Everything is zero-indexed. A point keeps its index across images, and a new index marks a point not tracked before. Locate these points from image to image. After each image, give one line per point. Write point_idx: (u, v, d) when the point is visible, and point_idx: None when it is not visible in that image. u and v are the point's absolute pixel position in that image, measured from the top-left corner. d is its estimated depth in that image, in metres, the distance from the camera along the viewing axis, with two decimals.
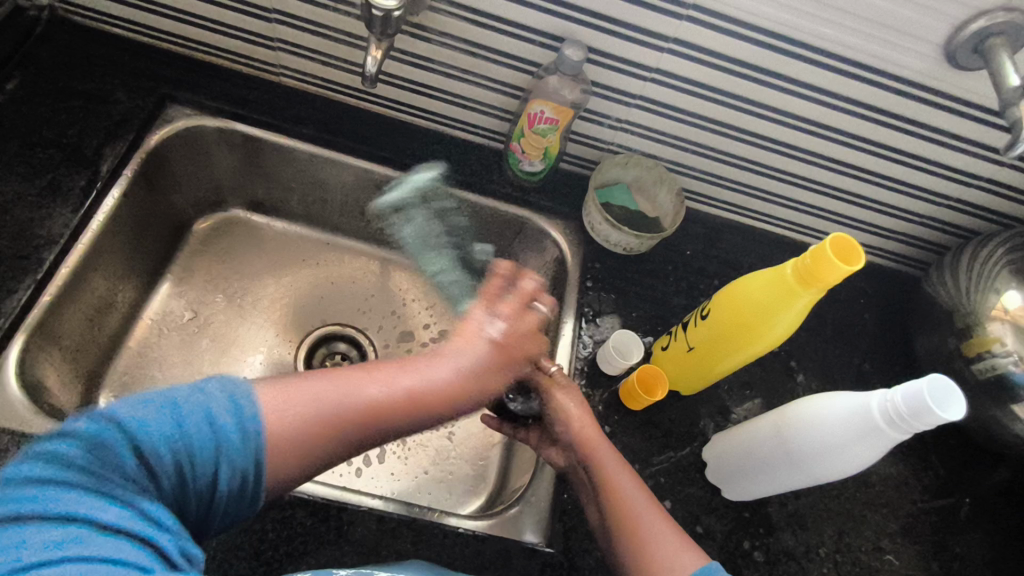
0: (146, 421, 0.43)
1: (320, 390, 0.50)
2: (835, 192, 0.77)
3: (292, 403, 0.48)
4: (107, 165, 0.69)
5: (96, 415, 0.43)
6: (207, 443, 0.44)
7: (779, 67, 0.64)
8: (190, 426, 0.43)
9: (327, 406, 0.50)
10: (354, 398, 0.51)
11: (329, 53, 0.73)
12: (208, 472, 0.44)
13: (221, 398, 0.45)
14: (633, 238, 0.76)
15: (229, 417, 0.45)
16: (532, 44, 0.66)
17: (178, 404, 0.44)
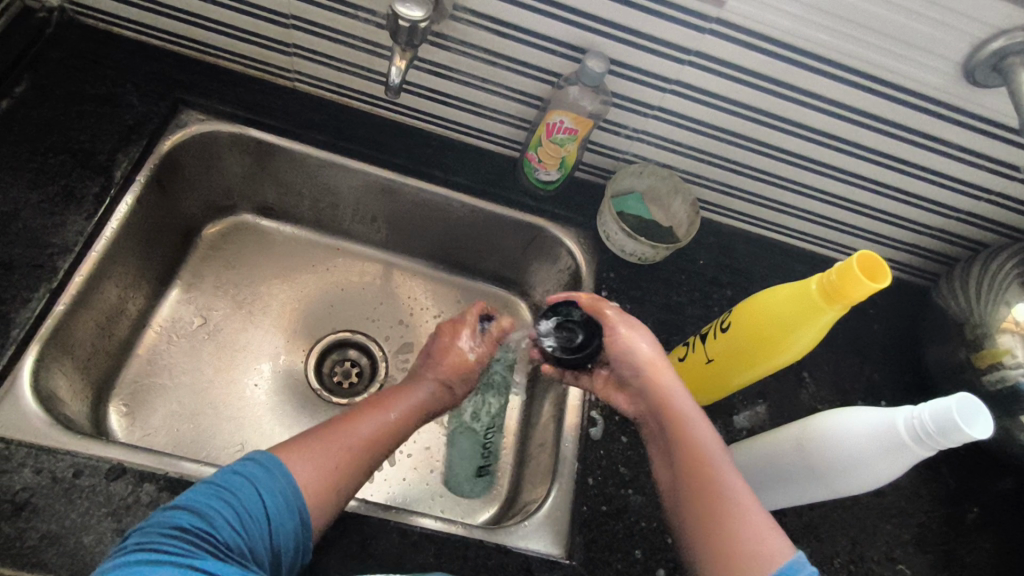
0: (202, 498, 0.48)
1: (330, 439, 0.57)
2: (849, 204, 0.78)
3: (309, 454, 0.55)
4: (120, 171, 0.68)
5: (197, 491, 0.49)
6: (257, 503, 0.49)
7: (800, 82, 0.64)
8: (242, 491, 0.49)
9: (343, 449, 0.56)
10: (359, 436, 0.58)
11: (345, 59, 0.72)
12: (266, 525, 0.49)
13: (262, 465, 0.52)
14: (648, 247, 0.76)
15: (272, 478, 0.51)
16: (552, 54, 0.66)
17: (265, 480, 0.51)
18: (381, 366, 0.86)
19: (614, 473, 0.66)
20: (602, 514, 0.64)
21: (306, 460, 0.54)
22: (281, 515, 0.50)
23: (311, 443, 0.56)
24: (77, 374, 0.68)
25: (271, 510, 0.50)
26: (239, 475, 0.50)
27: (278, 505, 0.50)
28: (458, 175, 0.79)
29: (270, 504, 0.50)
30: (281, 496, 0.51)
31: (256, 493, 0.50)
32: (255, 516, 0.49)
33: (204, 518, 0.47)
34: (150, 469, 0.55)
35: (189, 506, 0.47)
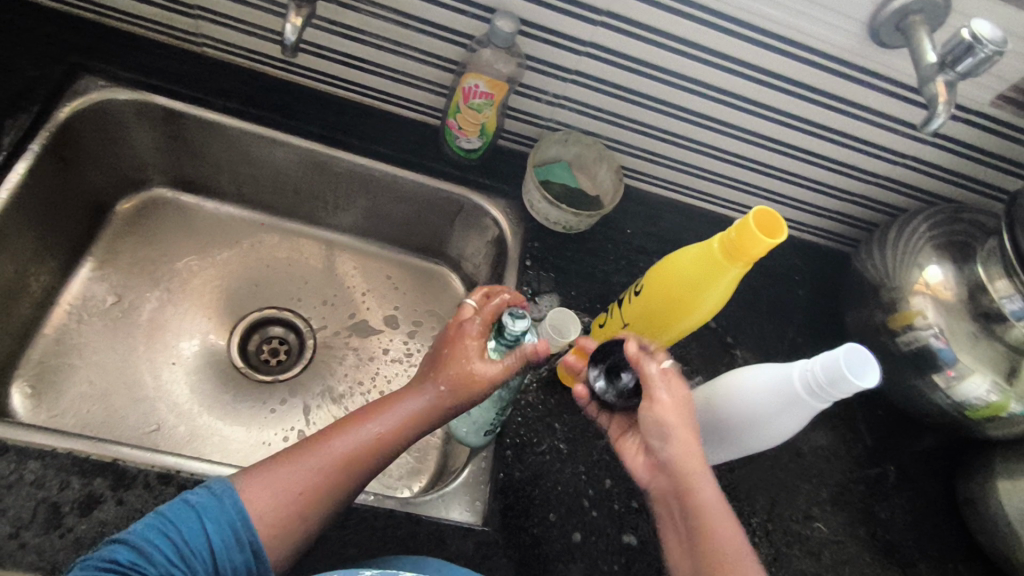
0: (145, 531, 0.45)
1: (295, 463, 0.51)
2: (770, 170, 0.78)
3: (270, 481, 0.50)
4: (9, 140, 0.65)
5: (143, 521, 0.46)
6: (201, 532, 0.46)
7: (711, 43, 0.64)
8: (186, 524, 0.46)
9: (304, 476, 0.51)
10: (328, 460, 0.52)
11: (252, 22, 0.69)
12: (212, 559, 0.46)
13: (212, 493, 0.48)
14: (571, 216, 0.75)
15: (219, 508, 0.48)
16: (465, 16, 0.64)
17: (212, 506, 0.47)
18: (307, 342, 0.84)
19: (532, 440, 0.66)
20: (520, 481, 0.64)
21: (265, 487, 0.50)
22: (228, 549, 0.47)
23: (277, 468, 0.51)
24: None
25: (218, 543, 0.46)
26: (187, 504, 0.47)
27: (223, 538, 0.47)
28: (379, 144, 0.78)
29: (215, 536, 0.46)
30: (228, 524, 0.47)
31: (200, 525, 0.46)
32: (200, 549, 0.46)
33: (146, 551, 0.44)
34: (38, 446, 0.53)
35: (131, 539, 0.45)
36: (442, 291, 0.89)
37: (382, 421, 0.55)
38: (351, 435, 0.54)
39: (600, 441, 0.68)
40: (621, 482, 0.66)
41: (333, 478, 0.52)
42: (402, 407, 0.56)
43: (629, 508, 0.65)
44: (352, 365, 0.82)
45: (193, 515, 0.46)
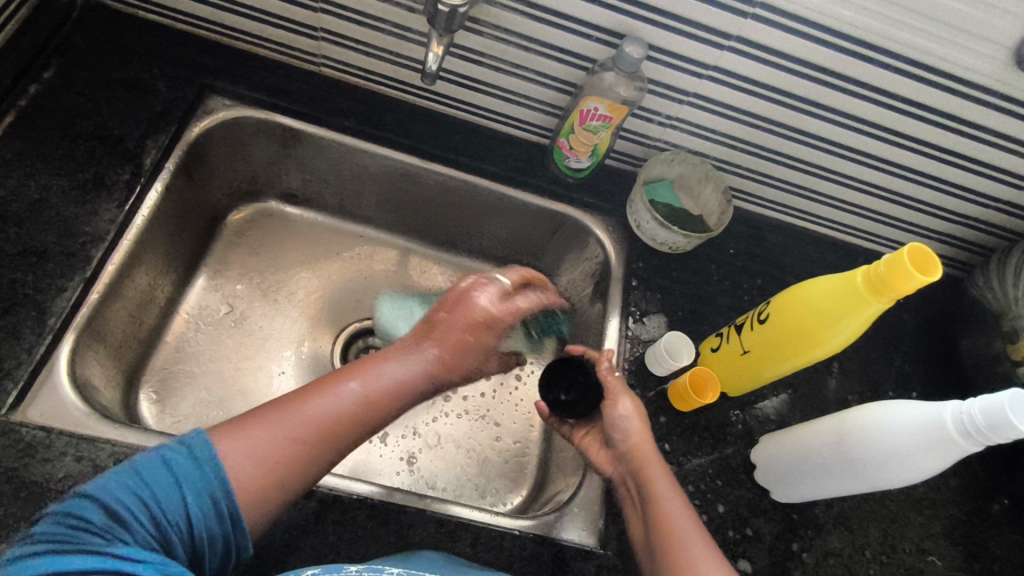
0: (115, 487, 0.44)
1: (280, 425, 0.51)
2: (882, 192, 0.77)
3: (252, 441, 0.49)
4: (149, 159, 0.67)
5: (112, 477, 0.44)
6: (177, 492, 0.44)
7: (842, 67, 0.63)
8: (160, 482, 0.44)
9: (283, 442, 0.50)
10: (313, 423, 0.52)
11: (373, 44, 0.71)
12: (182, 521, 0.44)
13: (186, 450, 0.47)
14: (681, 237, 0.75)
15: (195, 468, 0.46)
16: (590, 40, 0.65)
17: (185, 468, 0.46)
18: None
19: None
20: None
21: (248, 448, 0.49)
22: (201, 513, 0.45)
23: (259, 425, 0.50)
24: (110, 361, 0.68)
25: (194, 505, 0.45)
26: (162, 462, 0.45)
27: (201, 499, 0.45)
28: (487, 162, 0.78)
29: (190, 496, 0.45)
30: (202, 485, 0.46)
31: (176, 486, 0.45)
32: (178, 509, 0.44)
33: (119, 508, 0.43)
34: None
35: (99, 497, 0.43)
36: None
37: (367, 383, 0.56)
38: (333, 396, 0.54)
39: (712, 465, 0.68)
40: (733, 508, 0.66)
41: (321, 441, 0.52)
42: (388, 371, 0.58)
43: (743, 536, 0.65)
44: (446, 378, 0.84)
45: (168, 475, 0.45)
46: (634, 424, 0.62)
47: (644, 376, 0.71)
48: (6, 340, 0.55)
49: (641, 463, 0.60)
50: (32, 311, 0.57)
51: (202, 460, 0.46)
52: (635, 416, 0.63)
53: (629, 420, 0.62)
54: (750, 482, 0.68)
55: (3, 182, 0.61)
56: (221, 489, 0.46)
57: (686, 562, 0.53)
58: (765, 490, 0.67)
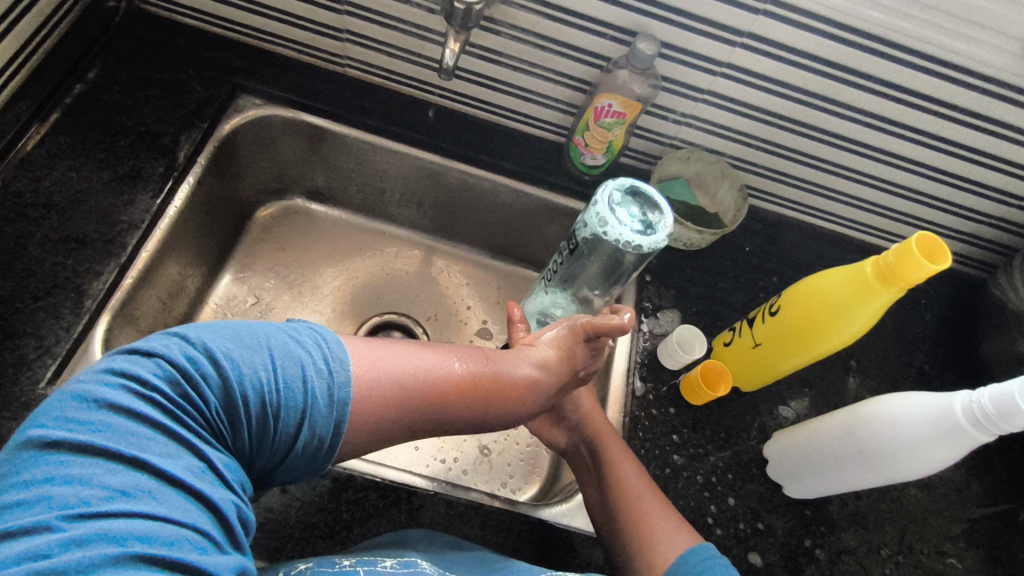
0: (243, 369, 0.42)
1: (415, 359, 0.49)
2: (900, 190, 0.77)
3: (386, 356, 0.47)
4: (183, 154, 0.70)
5: (242, 357, 0.42)
6: (294, 397, 0.43)
7: (854, 63, 0.64)
8: (285, 383, 0.43)
9: (407, 373, 0.48)
10: (438, 374, 0.49)
11: (396, 45, 0.74)
12: (285, 434, 0.43)
13: (319, 353, 0.44)
14: (695, 233, 0.76)
15: (325, 374, 0.44)
16: (604, 38, 0.66)
17: (306, 376, 0.43)
18: None
19: (656, 454, 0.67)
20: None
21: (380, 362, 0.47)
22: (312, 427, 0.43)
23: (398, 349, 0.49)
24: None
25: (309, 417, 0.43)
26: (297, 361, 0.43)
27: (318, 415, 0.43)
28: (505, 160, 0.80)
29: (308, 407, 0.43)
30: (317, 399, 0.43)
31: (301, 390, 0.43)
32: (289, 417, 0.43)
33: (237, 396, 0.42)
34: None
35: (226, 371, 0.42)
36: None
37: (496, 367, 0.54)
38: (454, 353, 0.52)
39: (724, 459, 0.68)
40: (745, 502, 0.66)
41: (432, 395, 0.49)
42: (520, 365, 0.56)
43: (754, 530, 0.65)
44: None
45: (296, 377, 0.43)
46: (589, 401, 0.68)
47: (656, 369, 0.71)
48: (47, 318, 0.58)
49: (592, 428, 0.66)
50: (72, 293, 0.60)
51: (325, 376, 0.44)
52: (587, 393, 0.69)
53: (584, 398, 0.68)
54: (762, 477, 0.68)
55: (49, 174, 0.65)
56: (325, 411, 0.44)
57: (646, 514, 0.58)
58: (778, 485, 0.67)
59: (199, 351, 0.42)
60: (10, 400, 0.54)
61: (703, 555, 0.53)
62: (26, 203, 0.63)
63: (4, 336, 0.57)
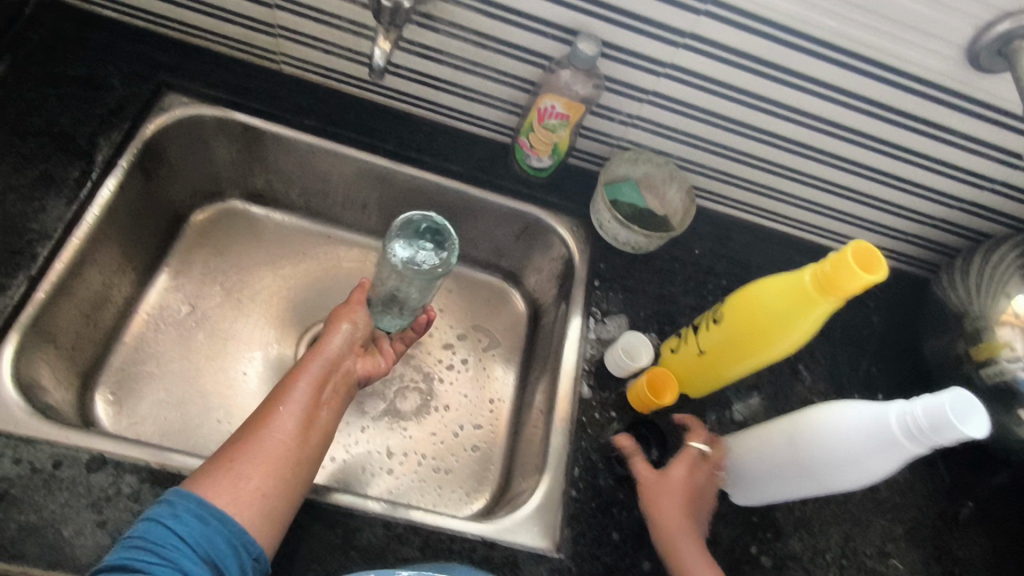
0: (119, 554, 0.46)
1: (245, 454, 0.54)
2: (846, 192, 0.77)
3: (221, 478, 0.52)
4: (102, 155, 0.66)
5: (113, 548, 0.47)
6: (173, 534, 0.48)
7: (797, 66, 0.63)
8: (154, 532, 0.47)
9: (259, 462, 0.54)
10: (270, 440, 0.56)
11: (332, 42, 0.70)
12: (195, 553, 0.48)
13: (167, 504, 0.49)
14: (642, 237, 0.75)
15: (180, 516, 0.49)
16: (546, 37, 0.64)
17: (167, 517, 0.48)
18: None
19: (602, 464, 0.66)
20: (590, 506, 0.63)
21: (222, 481, 0.52)
22: (209, 541, 0.49)
23: (226, 466, 0.53)
24: (64, 359, 0.67)
25: (198, 541, 0.48)
26: (149, 520, 0.48)
27: (200, 534, 0.48)
28: (450, 161, 0.78)
29: (191, 533, 0.48)
30: (194, 515, 0.49)
31: (169, 529, 0.48)
32: (183, 553, 0.47)
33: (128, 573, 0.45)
34: (134, 461, 0.54)
35: (113, 568, 0.46)
36: (505, 306, 0.93)
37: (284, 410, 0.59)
38: (281, 417, 0.58)
39: None
40: None
41: (281, 452, 0.56)
42: (301, 383, 0.62)
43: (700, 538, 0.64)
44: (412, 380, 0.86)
45: (163, 527, 0.48)
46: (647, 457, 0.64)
47: (604, 376, 0.71)
48: None
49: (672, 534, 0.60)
50: None
51: (183, 506, 0.49)
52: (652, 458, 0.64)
53: (643, 469, 0.63)
54: None
55: None
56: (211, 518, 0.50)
57: None
58: (724, 493, 0.67)
59: None
60: None
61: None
62: None
63: None
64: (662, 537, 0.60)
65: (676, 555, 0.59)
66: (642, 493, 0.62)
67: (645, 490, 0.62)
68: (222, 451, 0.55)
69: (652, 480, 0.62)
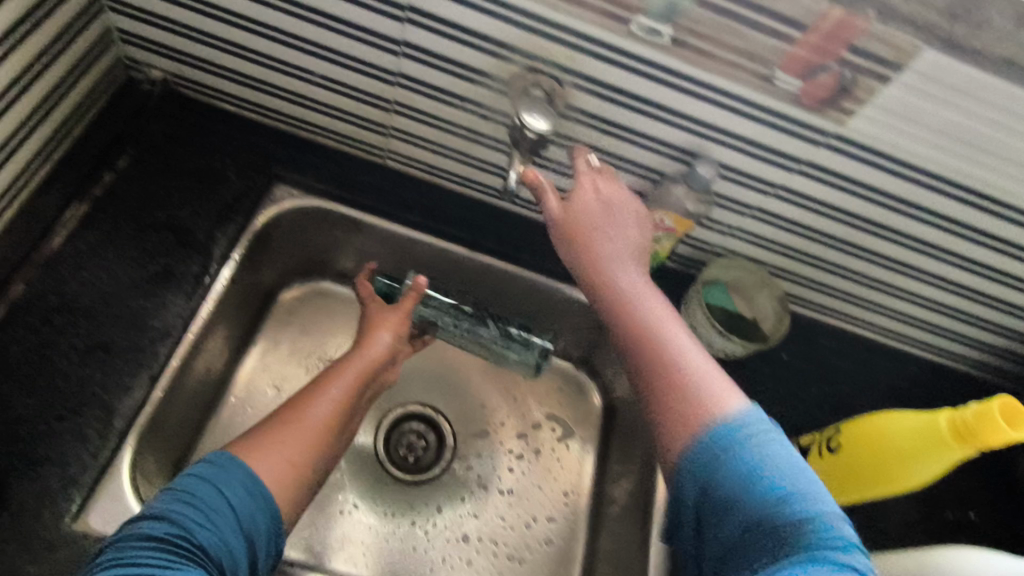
0: (168, 503, 0.49)
1: (285, 435, 0.58)
2: (940, 306, 0.77)
3: (266, 454, 0.56)
4: (219, 250, 0.67)
5: (164, 496, 0.49)
6: (220, 497, 0.50)
7: (910, 195, 0.64)
8: (203, 491, 0.50)
9: (297, 446, 0.58)
10: (308, 427, 0.60)
11: (442, 144, 0.72)
12: (236, 520, 0.50)
13: (216, 466, 0.53)
14: (740, 346, 0.74)
15: (231, 479, 0.52)
16: (661, 156, 0.65)
17: (217, 481, 0.51)
18: (446, 434, 0.87)
19: None
20: None
21: (267, 457, 0.56)
22: (250, 514, 0.52)
23: (269, 442, 0.57)
24: (168, 454, 0.67)
25: (242, 510, 0.51)
26: (199, 478, 0.51)
27: (245, 506, 0.52)
28: (545, 259, 0.79)
29: (235, 501, 0.51)
30: (240, 485, 0.52)
31: (217, 491, 0.51)
32: (229, 517, 0.50)
33: (175, 525, 0.47)
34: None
35: (161, 517, 0.48)
36: (581, 397, 0.91)
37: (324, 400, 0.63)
38: (319, 403, 0.63)
39: None
40: None
41: (315, 437, 0.60)
42: (341, 375, 0.66)
43: None
44: (484, 467, 0.85)
45: (213, 487, 0.51)
46: (612, 220, 0.60)
47: None
48: (75, 442, 0.55)
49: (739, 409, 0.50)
50: (100, 412, 0.57)
51: (232, 474, 0.53)
52: (608, 219, 0.60)
53: (614, 246, 0.59)
54: None
55: (75, 273, 0.62)
56: (252, 490, 0.53)
57: None
58: None
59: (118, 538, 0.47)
60: (35, 538, 0.52)
61: (741, 423, 0.47)
62: (50, 308, 0.60)
63: (26, 464, 0.54)
64: (641, 345, 0.54)
65: (660, 336, 0.54)
66: (601, 292, 0.58)
67: (597, 275, 0.59)
68: (267, 427, 0.59)
69: (594, 238, 0.60)
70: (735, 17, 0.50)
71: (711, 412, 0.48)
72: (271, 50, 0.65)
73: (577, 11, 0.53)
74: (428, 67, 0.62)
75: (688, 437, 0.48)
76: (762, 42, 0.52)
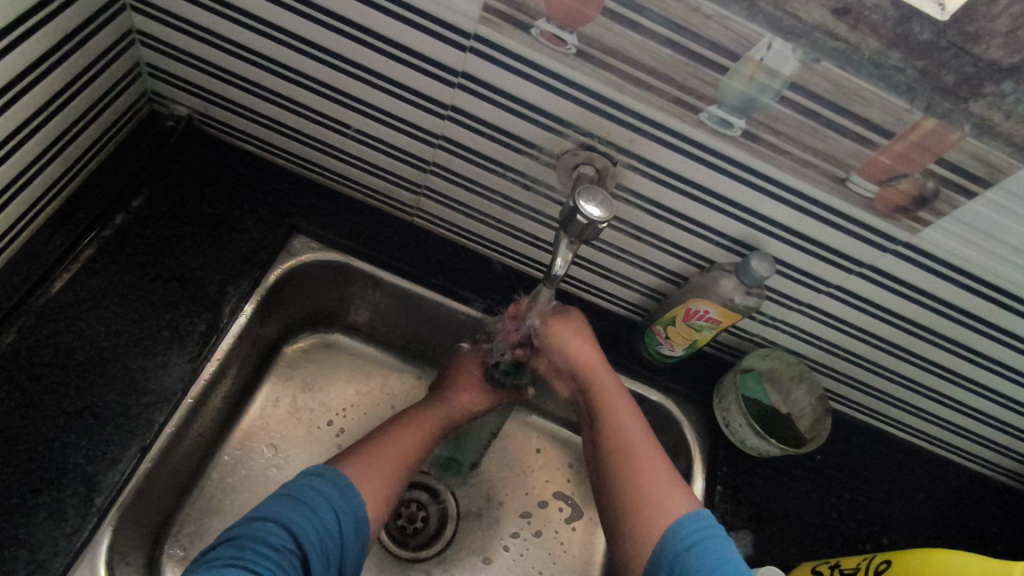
0: (291, 512, 0.54)
1: (377, 455, 0.64)
2: (987, 418, 0.72)
3: (364, 470, 0.62)
4: (230, 307, 0.62)
5: (289, 500, 0.55)
6: (334, 515, 0.56)
7: (977, 309, 0.60)
8: (321, 507, 0.55)
9: (388, 469, 0.63)
10: (396, 451, 0.65)
11: (476, 209, 0.67)
12: (340, 543, 0.55)
13: (329, 480, 0.58)
14: (776, 448, 0.69)
15: (344, 500, 0.58)
16: (711, 243, 0.61)
17: (332, 501, 0.57)
18: (447, 509, 0.78)
19: None
20: None
21: (363, 473, 0.61)
22: (351, 537, 0.57)
23: (366, 458, 0.63)
24: (150, 525, 0.60)
25: (346, 531, 0.56)
26: (317, 490, 0.57)
27: (349, 527, 0.57)
28: None
29: (343, 523, 0.56)
30: (351, 507, 0.58)
31: (332, 510, 0.56)
32: (334, 537, 0.55)
33: (293, 539, 0.52)
34: None
35: (282, 523, 0.53)
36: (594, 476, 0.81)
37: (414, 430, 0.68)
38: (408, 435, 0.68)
39: None
40: None
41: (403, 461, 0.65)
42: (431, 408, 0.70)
43: None
44: (480, 548, 0.76)
45: (329, 505, 0.56)
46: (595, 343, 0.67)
47: None
48: (48, 521, 0.50)
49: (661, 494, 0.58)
50: (80, 486, 0.52)
51: (344, 499, 0.58)
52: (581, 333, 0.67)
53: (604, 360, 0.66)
54: None
55: (72, 325, 0.57)
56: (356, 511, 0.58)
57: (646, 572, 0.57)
58: None
59: (246, 527, 0.53)
60: None
61: (697, 529, 0.55)
62: (40, 362, 0.55)
63: None
64: (623, 477, 0.60)
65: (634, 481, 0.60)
66: (601, 425, 0.64)
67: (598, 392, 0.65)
68: (362, 446, 0.65)
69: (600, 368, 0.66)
70: (814, 117, 0.47)
71: (664, 526, 0.56)
72: (306, 100, 0.61)
73: (643, 94, 0.49)
74: (472, 132, 0.58)
75: (652, 537, 0.56)
76: (840, 143, 0.48)
